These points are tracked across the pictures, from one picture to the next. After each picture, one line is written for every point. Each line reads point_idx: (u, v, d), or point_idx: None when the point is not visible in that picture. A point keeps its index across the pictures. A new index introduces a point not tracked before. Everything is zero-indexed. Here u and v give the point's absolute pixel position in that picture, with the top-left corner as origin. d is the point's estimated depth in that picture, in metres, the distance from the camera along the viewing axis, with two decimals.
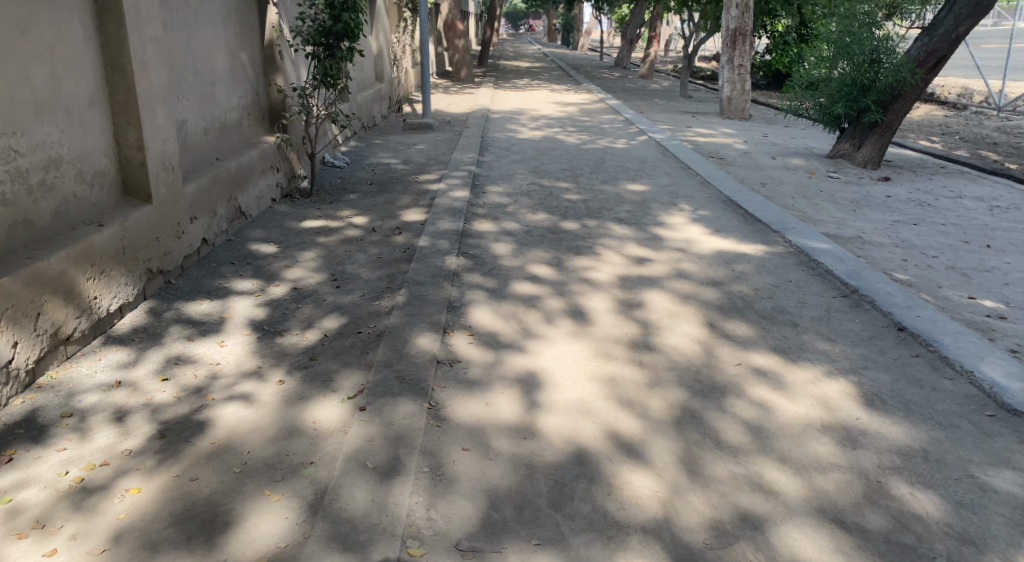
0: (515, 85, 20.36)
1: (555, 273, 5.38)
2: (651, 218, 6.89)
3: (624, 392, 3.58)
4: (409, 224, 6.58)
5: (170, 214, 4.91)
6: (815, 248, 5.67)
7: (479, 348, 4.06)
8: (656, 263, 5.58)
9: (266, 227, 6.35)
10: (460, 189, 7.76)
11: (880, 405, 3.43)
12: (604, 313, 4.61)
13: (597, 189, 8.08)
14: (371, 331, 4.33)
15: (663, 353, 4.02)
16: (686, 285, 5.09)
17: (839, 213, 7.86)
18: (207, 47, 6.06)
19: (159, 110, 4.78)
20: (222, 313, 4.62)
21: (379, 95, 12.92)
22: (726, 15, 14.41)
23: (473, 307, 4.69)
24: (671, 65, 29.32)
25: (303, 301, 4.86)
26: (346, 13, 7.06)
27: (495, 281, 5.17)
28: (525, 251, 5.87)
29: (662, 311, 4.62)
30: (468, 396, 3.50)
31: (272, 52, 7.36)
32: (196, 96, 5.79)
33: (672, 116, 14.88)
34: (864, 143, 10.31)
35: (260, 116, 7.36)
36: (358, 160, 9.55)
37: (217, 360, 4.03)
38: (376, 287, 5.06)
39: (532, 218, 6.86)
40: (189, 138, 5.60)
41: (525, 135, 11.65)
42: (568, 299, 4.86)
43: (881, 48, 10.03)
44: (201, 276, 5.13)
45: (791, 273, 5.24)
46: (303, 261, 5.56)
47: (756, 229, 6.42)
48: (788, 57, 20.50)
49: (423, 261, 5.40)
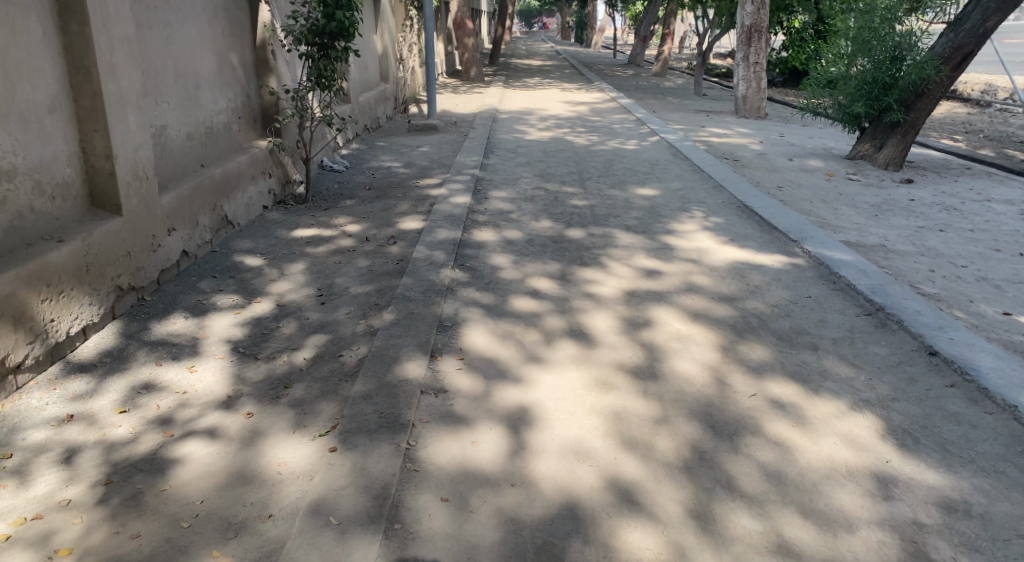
0: (525, 84, 19.99)
1: (557, 288, 5.03)
2: (661, 225, 6.53)
3: (626, 430, 3.23)
4: (405, 233, 6.24)
5: (144, 226, 4.60)
6: (835, 259, 5.28)
7: (469, 375, 3.72)
8: (665, 275, 5.22)
9: (254, 237, 6.03)
10: (461, 195, 7.43)
11: (913, 445, 3.05)
12: (608, 334, 4.26)
13: (605, 193, 7.72)
14: (354, 355, 3.99)
15: (671, 382, 3.66)
16: (697, 301, 4.71)
17: (861, 219, 7.45)
18: (190, 47, 5.75)
19: (130, 116, 4.47)
20: (197, 333, 4.30)
21: (383, 95, 12.59)
22: (742, 11, 13.98)
23: (466, 326, 4.34)
24: (686, 63, 28.94)
25: (285, 319, 4.53)
26: (340, 11, 6.73)
27: (492, 297, 4.82)
28: (526, 263, 5.52)
29: (672, 332, 4.25)
30: (452, 435, 3.16)
31: (264, 53, 7.05)
32: (177, 100, 5.48)
33: (685, 116, 14.48)
34: (885, 144, 9.88)
35: (252, 119, 7.05)
36: (358, 164, 9.24)
37: (186, 388, 3.69)
38: (365, 303, 4.72)
39: (536, 226, 6.51)
40: (169, 145, 5.30)
41: (533, 137, 11.30)
42: (569, 317, 4.51)
43: (904, 44, 9.59)
44: (179, 292, 4.82)
45: (811, 288, 4.86)
46: (289, 275, 5.23)
47: (772, 238, 6.03)
48: (805, 53, 20.07)
49: (416, 275, 5.06)
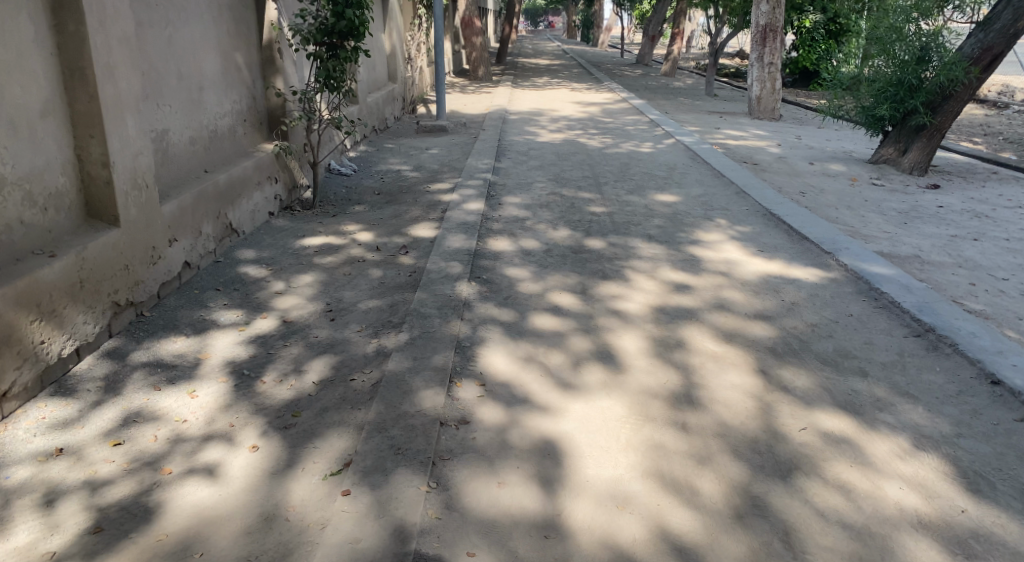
0: (534, 84, 19.69)
1: (580, 303, 4.75)
2: (685, 234, 6.24)
3: (669, 470, 2.96)
4: (417, 242, 5.96)
5: (143, 237, 4.33)
6: (875, 274, 4.98)
7: (493, 402, 3.45)
8: (695, 290, 4.93)
9: (259, 246, 5.76)
10: (475, 200, 7.15)
11: (989, 491, 2.82)
12: (639, 356, 3.97)
13: (623, 199, 7.44)
14: (366, 380, 3.71)
15: (711, 411, 3.38)
16: (731, 319, 4.43)
17: (891, 228, 7.15)
18: (193, 47, 5.48)
19: (129, 120, 4.19)
20: (199, 353, 4.03)
21: (390, 95, 12.31)
22: (757, 10, 13.67)
23: (485, 347, 4.06)
24: (695, 62, 28.61)
25: (292, 337, 4.25)
26: (350, 9, 6.45)
27: (511, 314, 4.54)
28: (546, 276, 5.24)
29: (707, 354, 3.97)
30: (479, 476, 2.90)
31: (271, 52, 6.78)
32: (180, 103, 5.21)
33: (698, 117, 14.18)
34: (910, 148, 9.57)
35: (258, 122, 6.77)
36: (366, 167, 8.96)
37: (186, 418, 3.43)
38: (376, 321, 4.44)
39: (554, 235, 6.23)
40: (171, 151, 5.03)
41: (545, 139, 11.02)
42: (596, 336, 4.23)
43: (930, 45, 9.27)
44: (180, 307, 4.54)
45: (852, 306, 4.57)
46: (296, 289, 4.96)
47: (803, 250, 5.73)
48: (816, 53, 19.75)
49: (429, 289, 4.79)
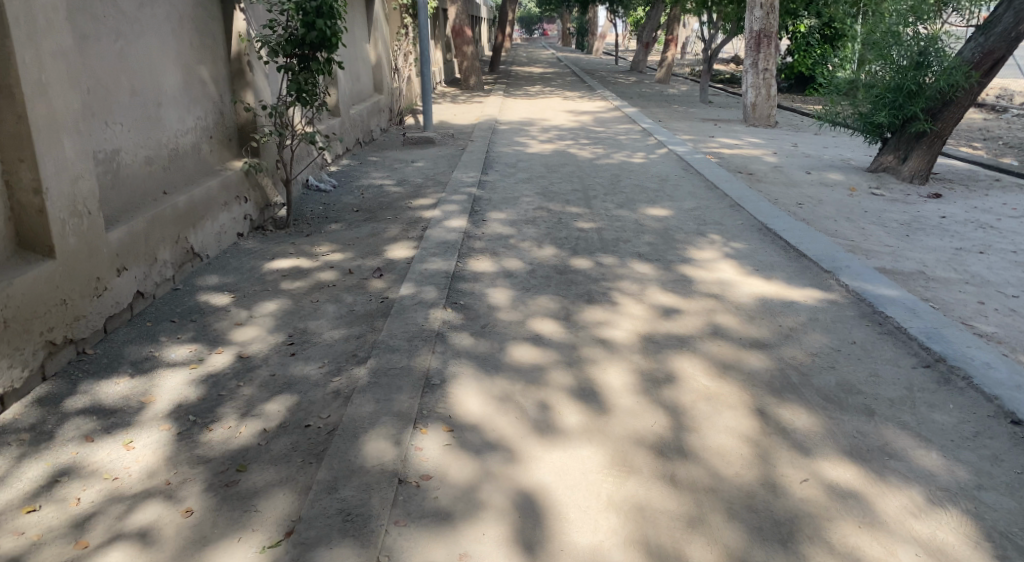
0: (527, 93, 19.40)
1: (563, 331, 4.41)
2: (677, 251, 5.91)
3: (654, 535, 2.64)
4: (392, 264, 5.62)
5: (85, 268, 3.99)
6: (879, 296, 4.65)
7: (459, 452, 3.11)
8: (686, 315, 4.60)
9: (224, 271, 5.43)
10: (457, 217, 6.82)
11: (1017, 559, 2.50)
12: (624, 392, 3.63)
13: (613, 214, 7.11)
14: (322, 426, 3.37)
15: (701, 461, 3.05)
16: (725, 349, 4.09)
17: (892, 241, 6.83)
18: (150, 61, 5.15)
19: (65, 140, 3.87)
20: (144, 394, 3.69)
21: (376, 107, 12.00)
22: (750, 15, 13.38)
23: (456, 385, 3.71)
24: (690, 69, 28.34)
25: (247, 375, 3.91)
26: (321, 19, 6.12)
27: (487, 345, 4.19)
28: (528, 300, 4.90)
29: (699, 390, 3.63)
30: (438, 548, 2.57)
31: (240, 65, 6.45)
32: (133, 121, 4.89)
33: (692, 125, 13.89)
34: (910, 155, 9.24)
35: (227, 139, 6.44)
36: (347, 182, 8.63)
37: (117, 474, 3.10)
38: (340, 355, 4.09)
39: (539, 254, 5.89)
40: (122, 173, 4.70)
41: (535, 150, 10.71)
42: (578, 370, 3.89)
43: (929, 49, 8.94)
44: (129, 342, 4.21)
45: (854, 332, 4.23)
46: (258, 319, 4.61)
47: (801, 268, 5.40)
48: (811, 58, 19.47)
49: (401, 317, 4.44)
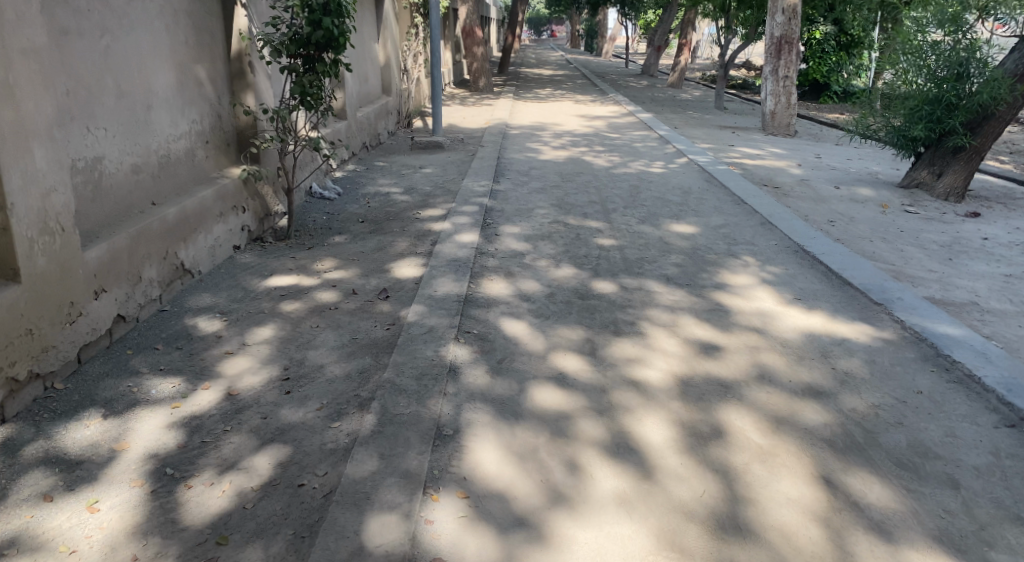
0: (538, 96, 18.92)
1: (590, 369, 3.96)
2: (709, 275, 5.46)
3: None
4: (400, 284, 5.17)
5: (56, 292, 3.54)
6: (942, 336, 4.19)
7: (480, 528, 2.69)
8: (726, 354, 4.14)
9: (217, 289, 4.98)
10: (468, 230, 6.37)
11: None
12: (665, 449, 3.18)
13: (636, 230, 6.65)
14: (318, 487, 2.93)
15: (764, 545, 2.65)
16: (774, 397, 3.64)
17: (936, 265, 6.36)
18: (140, 59, 4.70)
19: (36, 149, 3.44)
20: (116, 440, 3.24)
21: (384, 109, 11.55)
22: (772, 21, 12.91)
23: (472, 436, 3.26)
24: (701, 74, 27.85)
25: (236, 416, 3.46)
26: (328, 17, 5.68)
27: (506, 385, 3.73)
28: (548, 331, 4.43)
29: (752, 448, 3.18)
30: None
31: (241, 65, 6.01)
32: (120, 125, 4.45)
33: (709, 133, 13.42)
34: (946, 171, 8.78)
35: (224, 143, 5.99)
36: (352, 189, 8.18)
37: (75, 545, 2.66)
38: (340, 394, 3.64)
39: (558, 274, 5.43)
40: (104, 183, 4.26)
41: (547, 157, 10.25)
42: (611, 418, 3.44)
43: (970, 60, 8.46)
44: (105, 374, 3.76)
45: (918, 379, 3.77)
46: (251, 347, 4.17)
47: (847, 298, 4.94)
48: (827, 66, 18.83)
49: (409, 350, 3.99)
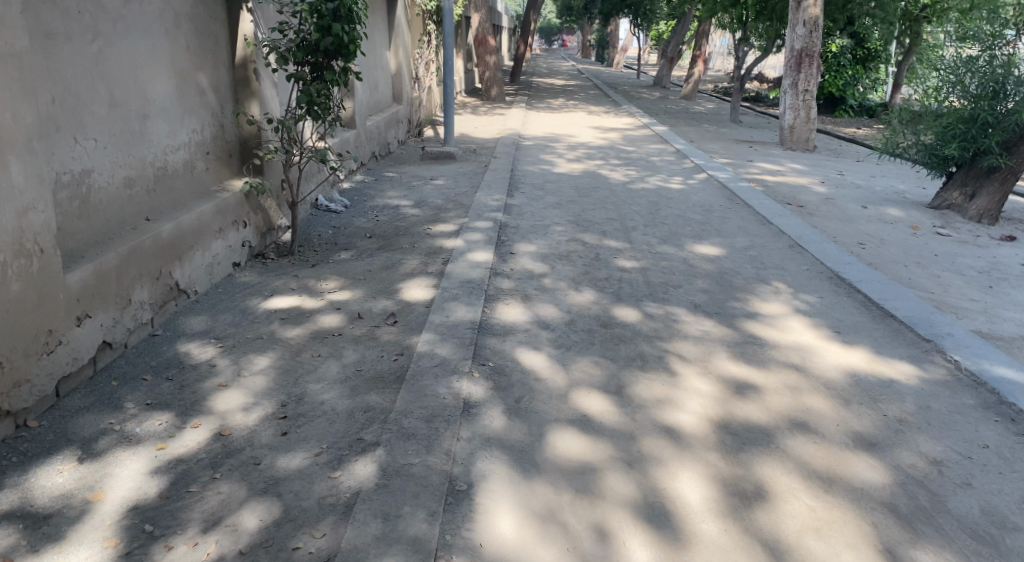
0: (551, 106, 18.60)
1: (616, 410, 3.62)
2: (738, 302, 5.11)
3: None
4: (409, 307, 4.83)
5: (31, 321, 3.23)
6: (1004, 381, 3.84)
7: None
8: (764, 394, 3.80)
9: (214, 310, 4.65)
10: (482, 249, 6.03)
11: None
12: (704, 515, 2.89)
13: (658, 251, 6.30)
14: (314, 553, 2.62)
15: None
16: (821, 449, 3.30)
17: (976, 293, 6.01)
18: (136, 65, 4.38)
19: (13, 163, 3.13)
20: (91, 489, 2.93)
21: (394, 118, 11.23)
22: (793, 33, 12.54)
23: (490, 491, 2.95)
24: (714, 86, 27.40)
25: (227, 460, 3.13)
26: (338, 23, 5.36)
27: (524, 429, 3.39)
28: (569, 364, 4.09)
29: (802, 515, 2.88)
30: None
31: (246, 72, 5.70)
32: (114, 135, 4.15)
33: (728, 147, 13.06)
34: (979, 192, 8.42)
35: (227, 154, 5.68)
36: (360, 202, 7.86)
37: None
38: (342, 436, 3.31)
39: (577, 299, 5.09)
40: (92, 198, 3.95)
41: (562, 170, 9.90)
42: (645, 473, 3.12)
43: (1006, 76, 8.09)
44: (85, 408, 3.44)
45: (982, 431, 3.45)
46: (248, 378, 3.84)
47: (890, 331, 4.58)
48: (843, 79, 18.27)
49: (419, 386, 3.65)
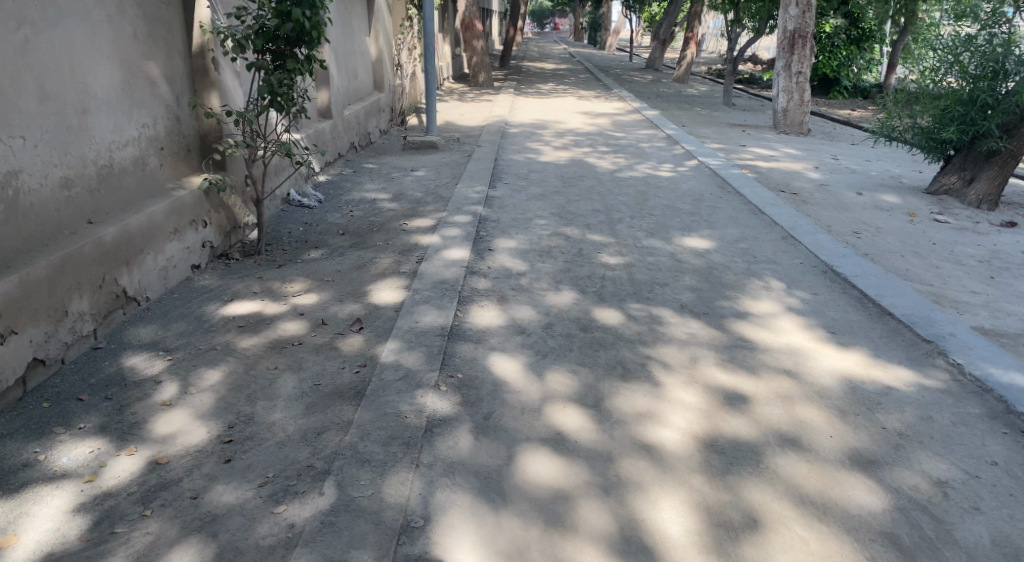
0: (540, 91, 18.19)
1: (593, 426, 3.32)
2: (728, 301, 4.81)
3: None
4: (376, 312, 4.52)
5: None
6: (1011, 387, 3.55)
7: None
8: (754, 405, 3.51)
9: (166, 319, 4.34)
10: (458, 245, 5.71)
11: None
12: (685, 551, 2.61)
13: (644, 245, 5.99)
14: None
15: None
16: (814, 469, 3.01)
17: (978, 285, 5.72)
18: (71, 56, 4.05)
19: None
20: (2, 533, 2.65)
21: (374, 106, 10.87)
22: (786, 13, 12.16)
23: (449, 527, 2.66)
24: (707, 68, 26.98)
25: (159, 494, 2.84)
26: (298, 8, 5.02)
27: (491, 451, 3.10)
28: (545, 373, 3.79)
29: (792, 550, 2.61)
30: None
31: (204, 62, 5.36)
32: (46, 133, 3.83)
33: (720, 132, 12.71)
34: (978, 177, 8.10)
35: (186, 149, 5.35)
36: (335, 195, 7.53)
37: None
38: (290, 463, 3.01)
39: (557, 300, 4.79)
40: (21, 203, 3.63)
41: (548, 158, 9.57)
42: (621, 501, 2.83)
43: (1007, 56, 7.76)
44: (8, 436, 3.15)
45: (989, 445, 3.18)
46: (195, 395, 3.54)
47: (889, 332, 4.30)
48: (837, 60, 17.90)
49: (378, 403, 3.35)
